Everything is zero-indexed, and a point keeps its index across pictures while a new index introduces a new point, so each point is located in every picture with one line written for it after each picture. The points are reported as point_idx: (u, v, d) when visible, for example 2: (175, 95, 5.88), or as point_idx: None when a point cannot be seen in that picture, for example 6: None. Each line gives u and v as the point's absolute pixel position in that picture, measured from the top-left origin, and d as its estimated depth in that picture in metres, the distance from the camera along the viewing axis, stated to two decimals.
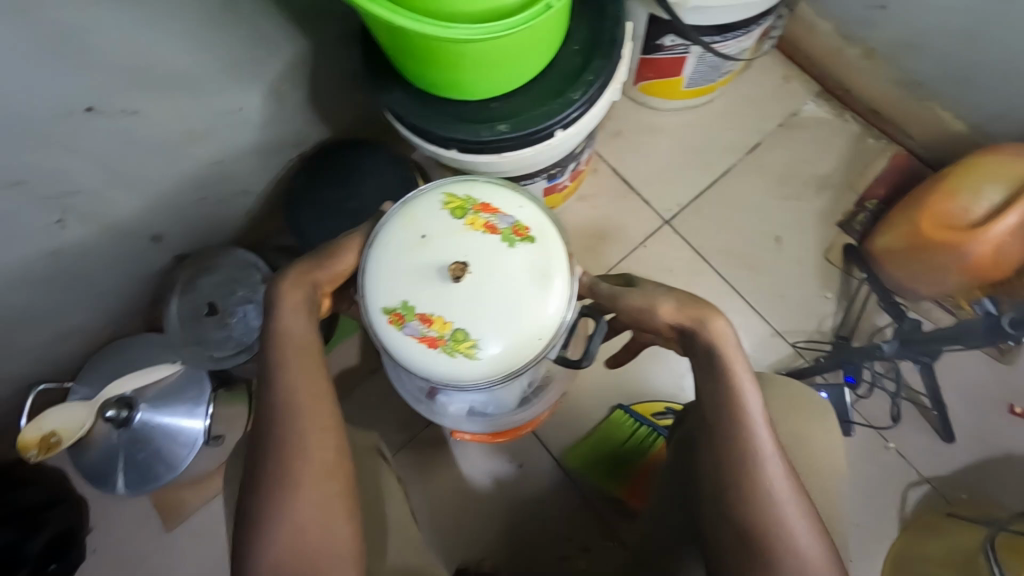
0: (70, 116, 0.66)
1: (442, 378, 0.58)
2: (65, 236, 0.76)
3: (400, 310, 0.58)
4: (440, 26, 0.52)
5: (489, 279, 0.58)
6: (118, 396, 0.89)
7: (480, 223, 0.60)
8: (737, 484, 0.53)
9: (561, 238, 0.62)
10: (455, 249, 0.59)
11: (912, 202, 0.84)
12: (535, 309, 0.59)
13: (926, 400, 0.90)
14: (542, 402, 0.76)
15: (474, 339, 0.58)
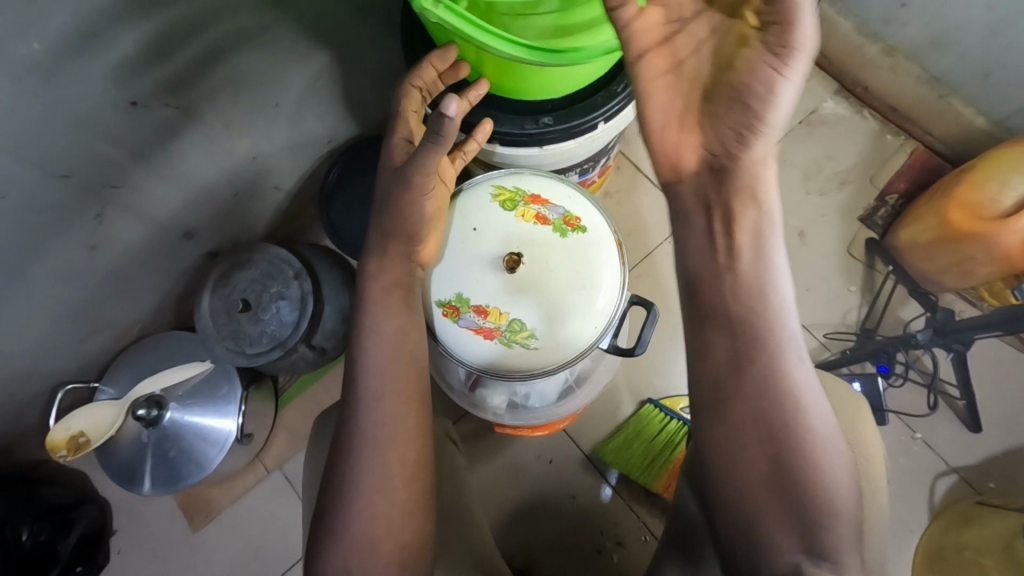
0: (113, 110, 0.65)
1: (499, 368, 0.60)
2: (101, 231, 0.76)
3: (455, 302, 0.60)
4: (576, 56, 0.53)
5: (541, 269, 0.60)
6: (148, 395, 0.88)
7: (530, 215, 0.62)
8: (758, 417, 0.47)
9: (609, 226, 0.63)
10: (508, 241, 0.61)
11: (936, 196, 0.86)
12: (590, 297, 0.60)
13: (953, 391, 0.92)
14: (582, 394, 0.77)
15: (530, 329, 0.59)
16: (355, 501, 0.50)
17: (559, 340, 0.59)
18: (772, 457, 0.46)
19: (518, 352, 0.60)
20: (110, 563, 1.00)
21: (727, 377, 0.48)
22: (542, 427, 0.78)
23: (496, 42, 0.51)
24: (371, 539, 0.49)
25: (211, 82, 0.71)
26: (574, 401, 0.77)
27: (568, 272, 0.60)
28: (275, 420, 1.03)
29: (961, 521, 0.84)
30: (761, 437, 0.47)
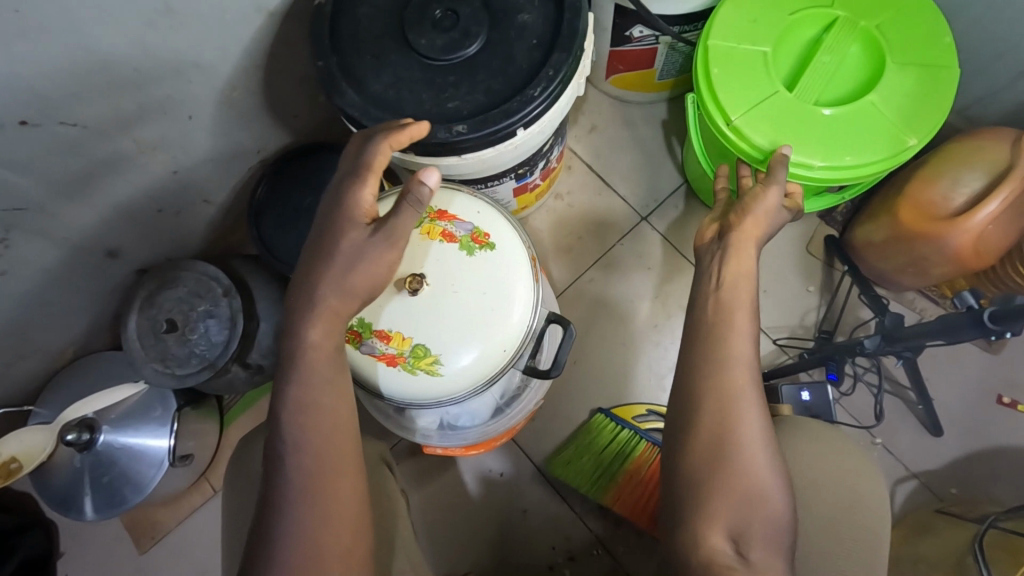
0: (2, 130, 0.62)
1: (405, 395, 0.57)
2: (11, 255, 0.73)
3: (356, 327, 0.57)
4: (732, 142, 0.70)
5: (447, 290, 0.56)
6: (79, 418, 0.86)
7: (436, 231, 0.58)
8: (716, 376, 0.53)
9: (522, 241, 0.59)
10: (412, 261, 0.57)
11: (892, 193, 0.82)
12: (498, 320, 0.56)
13: (913, 395, 0.88)
14: (515, 415, 0.74)
15: (435, 355, 0.56)
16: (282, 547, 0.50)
17: (469, 369, 0.56)
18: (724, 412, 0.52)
19: (424, 379, 0.56)
20: None
21: (708, 393, 0.53)
22: (476, 445, 0.75)
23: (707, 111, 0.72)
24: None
25: (113, 97, 0.68)
26: (506, 422, 0.74)
27: (475, 294, 0.57)
28: (220, 438, 1.00)
29: (919, 531, 0.81)
30: (716, 394, 0.52)
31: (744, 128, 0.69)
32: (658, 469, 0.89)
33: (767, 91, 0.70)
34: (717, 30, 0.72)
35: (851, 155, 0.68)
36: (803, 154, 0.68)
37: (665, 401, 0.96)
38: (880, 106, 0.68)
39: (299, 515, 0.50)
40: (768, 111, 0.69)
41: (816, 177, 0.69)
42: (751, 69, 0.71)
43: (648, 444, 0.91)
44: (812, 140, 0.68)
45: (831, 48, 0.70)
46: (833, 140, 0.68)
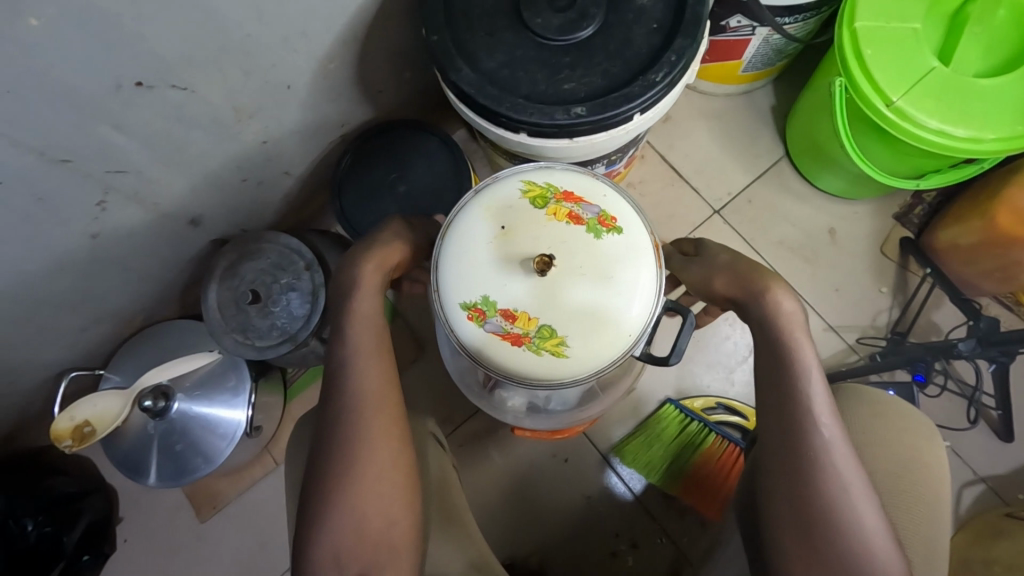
0: (118, 92, 0.61)
1: (529, 375, 0.56)
2: (105, 218, 0.72)
3: (480, 305, 0.56)
4: (893, 126, 0.71)
5: (573, 271, 0.56)
6: (154, 386, 0.85)
7: (562, 213, 0.57)
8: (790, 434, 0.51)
9: (645, 226, 0.59)
10: (539, 241, 0.56)
11: (982, 197, 0.82)
12: (623, 305, 0.56)
13: (988, 399, 0.89)
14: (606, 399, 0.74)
15: (562, 337, 0.55)
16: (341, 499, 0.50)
17: (594, 352, 0.56)
18: (795, 487, 0.50)
19: (547, 360, 0.56)
20: (116, 552, 0.99)
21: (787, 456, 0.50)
22: (561, 430, 0.78)
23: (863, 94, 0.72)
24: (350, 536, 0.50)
25: (222, 65, 0.67)
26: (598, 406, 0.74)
27: (603, 275, 0.56)
28: (283, 411, 1.01)
29: (990, 534, 0.81)
30: (785, 459, 0.50)
31: (906, 110, 0.70)
32: (725, 460, 0.91)
33: (923, 68, 0.71)
34: (863, 11, 0.72)
35: (1017, 124, 0.68)
36: (973, 130, 0.69)
37: (733, 394, 0.96)
38: None
39: (357, 474, 0.51)
40: (930, 88, 0.70)
41: (987, 151, 0.69)
42: (903, 48, 0.71)
43: (717, 437, 0.92)
44: (973, 114, 0.69)
45: (980, 16, 0.70)
46: (1000, 110, 0.69)
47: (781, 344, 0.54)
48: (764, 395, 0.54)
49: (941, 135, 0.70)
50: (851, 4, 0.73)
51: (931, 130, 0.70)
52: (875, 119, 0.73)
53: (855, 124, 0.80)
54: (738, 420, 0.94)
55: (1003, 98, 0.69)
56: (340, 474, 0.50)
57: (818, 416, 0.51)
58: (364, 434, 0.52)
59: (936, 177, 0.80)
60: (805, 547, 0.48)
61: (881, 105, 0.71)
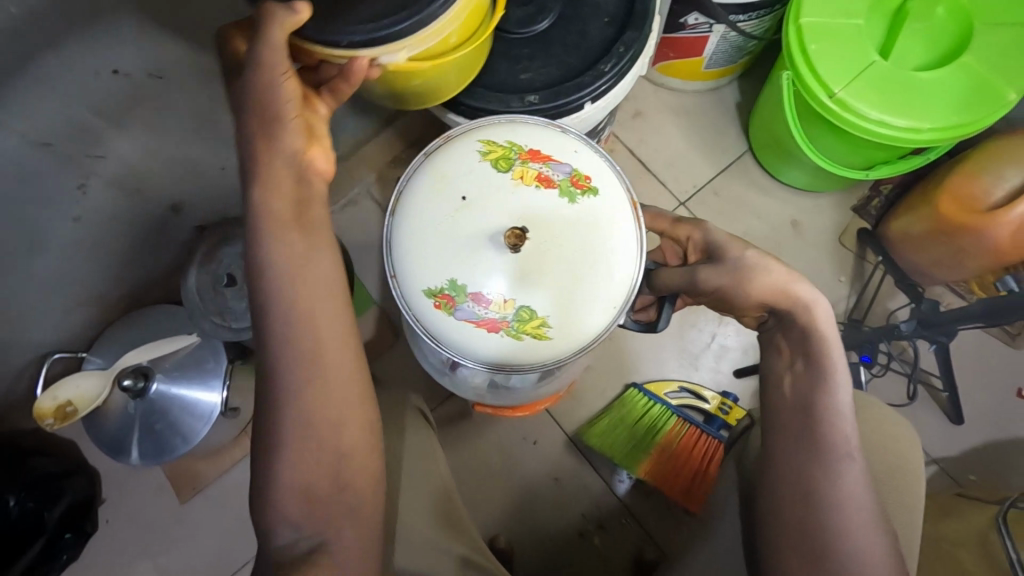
0: (98, 78, 0.64)
1: (511, 357, 0.60)
2: (86, 202, 0.76)
3: (447, 291, 0.60)
4: (835, 116, 0.75)
5: (548, 240, 0.59)
6: (134, 366, 0.88)
7: (529, 175, 0.61)
8: (812, 458, 0.53)
9: (614, 180, 0.62)
10: (511, 213, 0.59)
11: (931, 186, 0.85)
12: (605, 269, 0.59)
13: (939, 383, 0.92)
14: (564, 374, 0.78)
15: (542, 319, 0.59)
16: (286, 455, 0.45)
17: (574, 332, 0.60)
18: (803, 513, 0.52)
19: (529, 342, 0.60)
20: (98, 532, 1.02)
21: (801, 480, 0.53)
22: (521, 409, 0.82)
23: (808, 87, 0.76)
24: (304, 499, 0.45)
25: (198, 56, 0.70)
26: (556, 383, 0.78)
27: (580, 242, 0.59)
28: None
29: (942, 512, 0.84)
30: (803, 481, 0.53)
31: (846, 102, 0.74)
32: (688, 442, 0.94)
33: (864, 62, 0.74)
34: (807, 8, 0.76)
35: (954, 114, 0.72)
36: (911, 120, 0.72)
37: (697, 380, 0.99)
38: (976, 66, 0.72)
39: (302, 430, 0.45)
40: (870, 81, 0.74)
41: (925, 141, 0.73)
42: (845, 43, 0.75)
43: (678, 420, 0.95)
44: (912, 106, 0.72)
45: (919, 13, 0.74)
46: (938, 101, 0.72)
47: (821, 382, 0.54)
48: (791, 424, 0.55)
49: (880, 126, 0.73)
50: (798, 1, 0.77)
51: (871, 120, 0.73)
52: (820, 110, 0.77)
53: (805, 117, 0.84)
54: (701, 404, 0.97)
55: (941, 89, 0.72)
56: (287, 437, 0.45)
57: (843, 437, 0.53)
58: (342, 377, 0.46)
59: (884, 168, 0.83)
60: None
61: (824, 97, 0.74)
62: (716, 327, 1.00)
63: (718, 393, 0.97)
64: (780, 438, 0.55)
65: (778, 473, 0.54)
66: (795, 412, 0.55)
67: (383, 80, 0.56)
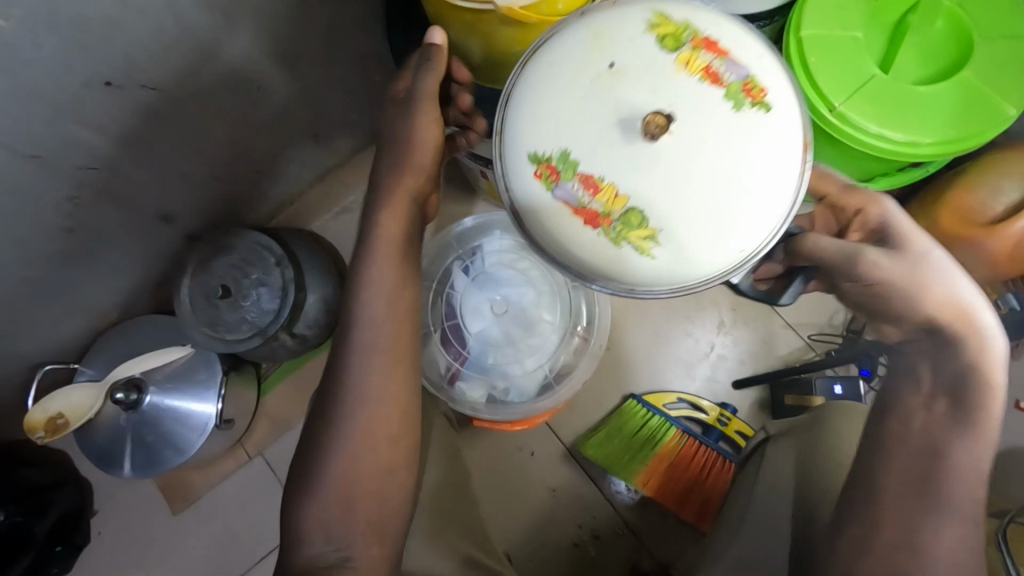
0: (89, 90, 0.63)
1: (599, 267, 0.48)
2: (76, 213, 0.75)
3: (554, 162, 0.48)
4: (837, 129, 0.74)
5: (699, 141, 0.46)
6: (127, 379, 0.87)
7: (699, 63, 0.47)
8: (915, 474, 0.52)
9: (800, 104, 0.49)
10: (660, 95, 0.46)
11: (929, 198, 0.85)
12: (749, 201, 0.46)
13: None
14: (561, 391, 0.78)
15: (652, 230, 0.46)
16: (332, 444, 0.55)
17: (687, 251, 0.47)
18: (906, 489, 0.52)
19: (628, 253, 0.47)
20: (90, 545, 1.00)
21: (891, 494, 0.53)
22: (521, 422, 0.78)
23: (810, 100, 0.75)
24: (340, 494, 0.55)
25: (192, 65, 0.69)
26: (552, 399, 0.78)
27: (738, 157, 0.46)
28: (256, 406, 1.03)
29: None
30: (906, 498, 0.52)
31: (846, 116, 0.73)
32: (686, 453, 0.94)
33: (865, 75, 0.74)
34: (808, 20, 0.75)
35: (952, 128, 0.72)
36: (911, 133, 0.72)
37: (695, 390, 0.98)
38: (976, 79, 0.72)
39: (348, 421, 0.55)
40: (870, 94, 0.73)
41: (925, 154, 0.73)
42: (845, 56, 0.74)
43: (676, 431, 0.94)
44: (909, 119, 0.72)
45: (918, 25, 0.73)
46: (938, 114, 0.72)
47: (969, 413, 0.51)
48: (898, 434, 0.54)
49: (882, 138, 0.73)
50: (797, 13, 0.76)
51: (872, 133, 0.73)
52: (821, 123, 0.76)
53: None
54: (699, 415, 0.97)
55: (941, 102, 0.72)
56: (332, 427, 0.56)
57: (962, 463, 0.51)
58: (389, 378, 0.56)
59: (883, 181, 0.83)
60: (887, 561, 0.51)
61: (826, 111, 0.74)
62: (715, 337, 1.00)
63: (716, 404, 0.97)
64: (913, 437, 0.53)
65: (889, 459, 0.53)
66: (943, 407, 0.52)
67: (483, 40, 0.60)
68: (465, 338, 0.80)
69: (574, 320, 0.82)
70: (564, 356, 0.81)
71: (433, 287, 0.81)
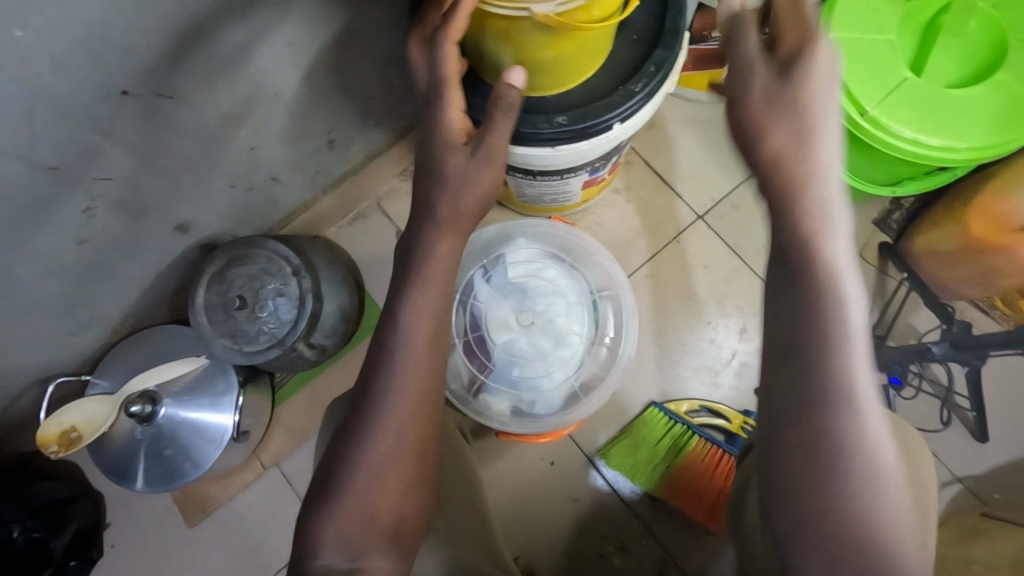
0: (105, 100, 0.61)
1: None
2: (92, 225, 0.73)
3: None
4: (871, 134, 0.73)
5: None
6: (141, 391, 0.86)
7: None
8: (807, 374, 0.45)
9: None
10: None
11: (958, 202, 0.84)
12: None
13: (963, 402, 0.91)
14: (591, 403, 0.77)
15: None
16: (359, 467, 0.52)
17: None
18: (807, 392, 0.45)
19: None
20: (104, 557, 0.99)
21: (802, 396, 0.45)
22: (546, 434, 0.77)
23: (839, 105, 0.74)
24: (362, 522, 0.51)
25: (211, 72, 0.67)
26: (583, 410, 0.77)
27: None
28: (271, 417, 1.01)
29: (969, 533, 0.83)
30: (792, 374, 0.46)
31: (880, 121, 0.72)
32: (710, 462, 0.92)
33: (897, 78, 0.72)
34: (839, 23, 0.74)
35: (991, 134, 0.70)
36: (946, 138, 0.71)
37: (718, 398, 0.97)
38: (1010, 84, 0.70)
39: (375, 442, 0.53)
40: (902, 98, 0.72)
41: (958, 159, 0.71)
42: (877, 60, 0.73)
43: (700, 440, 0.93)
44: (948, 125, 0.71)
45: (952, 27, 0.72)
46: (973, 119, 0.70)
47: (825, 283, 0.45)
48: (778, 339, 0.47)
49: (917, 143, 0.71)
50: (827, 17, 0.75)
51: (909, 138, 0.71)
52: (851, 127, 0.75)
53: None
54: (721, 422, 0.95)
55: (975, 108, 0.71)
56: (354, 442, 0.53)
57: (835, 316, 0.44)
58: (420, 399, 0.54)
59: (911, 185, 0.82)
60: (801, 462, 0.45)
61: (859, 116, 0.73)
62: (736, 343, 0.99)
63: (740, 412, 0.96)
64: (786, 338, 0.46)
65: (779, 380, 0.46)
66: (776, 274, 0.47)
67: (517, 46, 0.57)
68: (492, 350, 0.79)
69: (602, 332, 0.82)
70: (593, 370, 0.80)
71: (458, 299, 0.81)
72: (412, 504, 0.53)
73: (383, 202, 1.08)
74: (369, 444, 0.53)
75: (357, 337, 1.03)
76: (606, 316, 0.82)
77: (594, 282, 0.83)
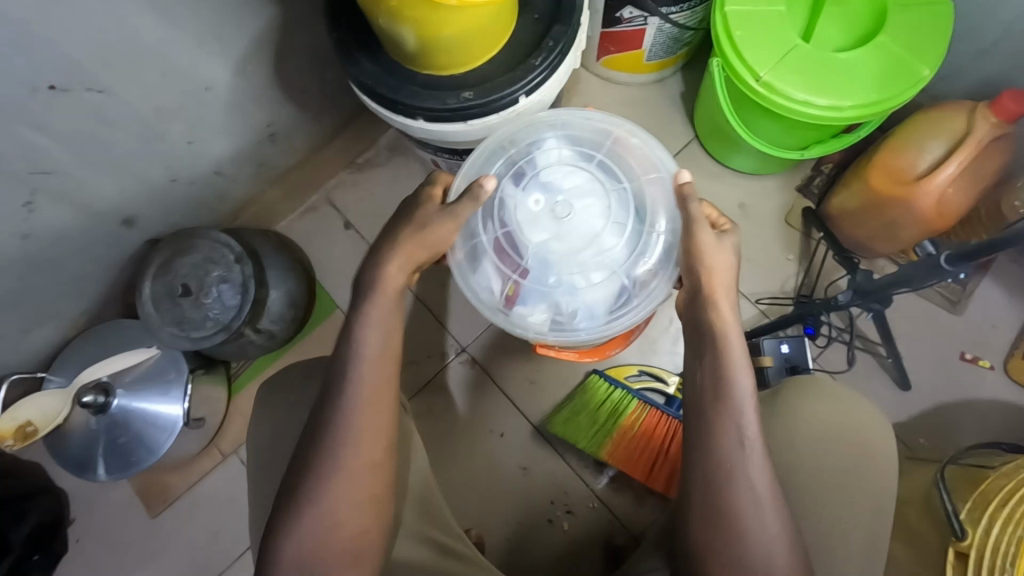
0: (33, 94, 0.65)
1: None
2: (33, 220, 0.76)
3: None
4: (768, 98, 0.78)
5: None
6: (94, 381, 0.90)
7: None
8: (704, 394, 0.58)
9: None
10: None
11: (864, 163, 0.89)
12: None
13: (882, 350, 0.96)
14: (643, 304, 0.67)
15: None
16: (329, 469, 0.57)
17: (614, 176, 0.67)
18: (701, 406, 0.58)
19: None
20: (69, 553, 1.01)
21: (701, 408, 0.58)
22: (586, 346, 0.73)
23: (738, 73, 0.79)
24: (329, 515, 0.56)
25: (138, 67, 0.71)
26: (630, 321, 0.67)
27: None
28: (228, 406, 1.04)
29: None
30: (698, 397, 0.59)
31: (774, 85, 0.77)
32: (649, 424, 0.94)
33: (788, 46, 0.77)
34: None
35: (874, 92, 0.75)
36: (834, 98, 0.76)
37: (657, 362, 1.01)
38: (891, 45, 0.76)
39: (339, 446, 0.57)
40: (793, 63, 0.77)
41: (848, 118, 0.76)
42: (770, 29, 0.78)
43: (638, 403, 0.95)
44: (836, 85, 0.76)
45: None
46: (859, 78, 0.75)
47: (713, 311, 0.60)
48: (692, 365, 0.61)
49: (808, 104, 0.76)
50: None
51: (801, 99, 0.76)
52: (750, 94, 0.80)
53: (742, 104, 0.86)
54: (661, 386, 0.99)
55: (860, 68, 0.76)
56: (325, 446, 0.57)
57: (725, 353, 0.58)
58: (381, 403, 0.59)
59: (818, 148, 0.87)
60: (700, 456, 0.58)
61: (755, 81, 0.78)
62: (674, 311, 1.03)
63: (677, 374, 1.00)
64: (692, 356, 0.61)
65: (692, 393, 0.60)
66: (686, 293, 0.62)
67: (413, 25, 0.60)
68: (524, 251, 0.66)
69: (648, 223, 0.67)
70: (641, 270, 0.67)
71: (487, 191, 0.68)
72: (377, 482, 0.58)
73: (331, 196, 1.11)
74: (338, 449, 0.57)
75: (309, 325, 1.06)
76: (649, 203, 0.67)
77: (637, 169, 0.68)
